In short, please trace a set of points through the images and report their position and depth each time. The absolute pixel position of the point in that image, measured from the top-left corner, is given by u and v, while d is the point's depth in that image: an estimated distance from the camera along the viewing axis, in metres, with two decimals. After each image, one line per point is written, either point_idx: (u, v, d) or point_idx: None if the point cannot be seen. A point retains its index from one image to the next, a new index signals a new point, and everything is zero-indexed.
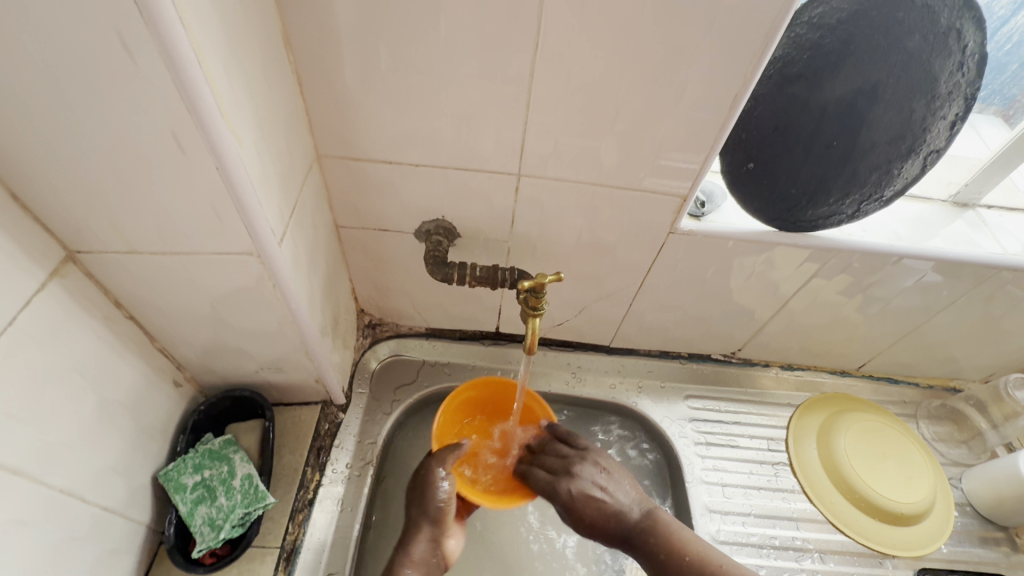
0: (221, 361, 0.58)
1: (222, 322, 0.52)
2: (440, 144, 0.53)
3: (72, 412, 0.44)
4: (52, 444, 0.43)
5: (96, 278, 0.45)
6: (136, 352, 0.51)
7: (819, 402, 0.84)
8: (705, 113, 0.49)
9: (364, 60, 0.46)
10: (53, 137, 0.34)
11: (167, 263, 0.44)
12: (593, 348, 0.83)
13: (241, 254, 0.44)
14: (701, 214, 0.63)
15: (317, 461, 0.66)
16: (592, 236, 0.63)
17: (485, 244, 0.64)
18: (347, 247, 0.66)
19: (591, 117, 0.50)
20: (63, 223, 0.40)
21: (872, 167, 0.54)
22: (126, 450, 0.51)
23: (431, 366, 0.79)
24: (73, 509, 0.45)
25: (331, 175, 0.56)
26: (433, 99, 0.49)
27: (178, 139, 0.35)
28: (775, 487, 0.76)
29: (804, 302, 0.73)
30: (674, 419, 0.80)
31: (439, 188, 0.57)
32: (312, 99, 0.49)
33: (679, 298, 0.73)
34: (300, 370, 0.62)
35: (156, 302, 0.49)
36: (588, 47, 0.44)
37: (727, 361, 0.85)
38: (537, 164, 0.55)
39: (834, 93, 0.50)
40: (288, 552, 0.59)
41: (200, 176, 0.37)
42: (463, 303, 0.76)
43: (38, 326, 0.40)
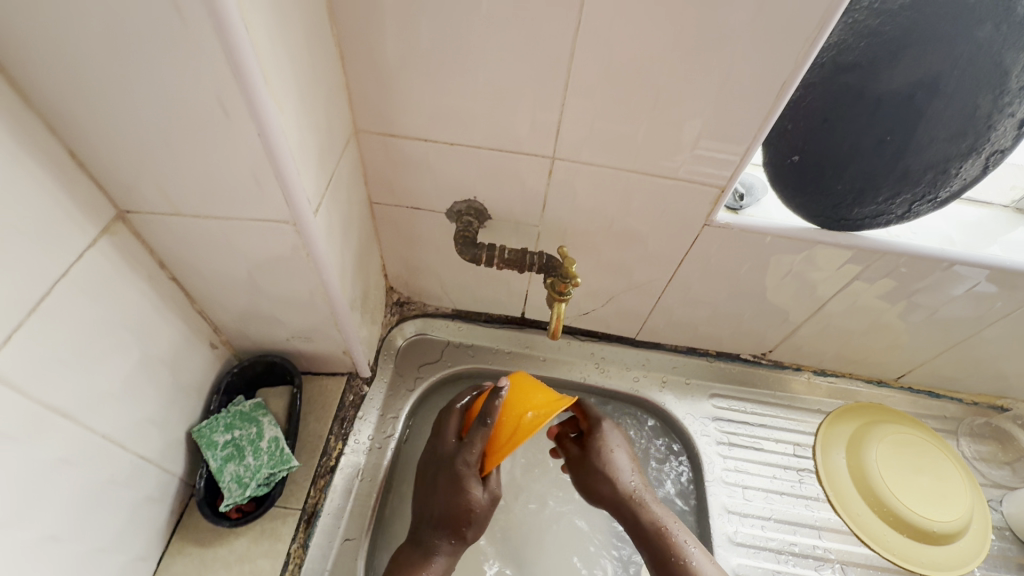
0: (255, 326, 0.60)
1: (257, 288, 0.54)
2: (476, 124, 0.53)
3: (117, 362, 0.47)
4: (99, 392, 0.46)
5: (143, 238, 0.47)
6: (176, 312, 0.54)
7: (852, 411, 0.81)
8: (749, 101, 0.47)
9: (405, 35, 0.46)
10: (106, 96, 0.35)
11: (208, 227, 0.46)
12: (619, 340, 0.82)
13: (277, 222, 0.45)
14: (740, 206, 0.61)
15: (340, 431, 0.68)
16: (624, 225, 0.62)
17: (516, 227, 0.64)
18: (380, 223, 0.67)
19: (630, 100, 0.49)
20: (114, 182, 0.41)
21: (928, 166, 0.51)
22: (164, 404, 0.54)
23: (456, 346, 0.81)
24: (113, 454, 0.48)
25: (368, 150, 0.57)
26: (471, 76, 0.48)
27: (222, 105, 0.35)
28: (798, 494, 0.74)
29: (842, 306, 0.70)
30: (696, 417, 0.78)
31: (473, 169, 0.57)
32: (353, 72, 0.50)
33: (710, 293, 0.71)
34: (328, 341, 0.64)
35: (197, 265, 0.51)
36: (631, 27, 0.43)
37: (757, 362, 0.83)
38: (572, 148, 0.54)
39: (891, 84, 0.48)
40: (308, 515, 0.61)
41: (242, 142, 0.38)
42: (491, 286, 0.76)
43: (89, 279, 0.42)
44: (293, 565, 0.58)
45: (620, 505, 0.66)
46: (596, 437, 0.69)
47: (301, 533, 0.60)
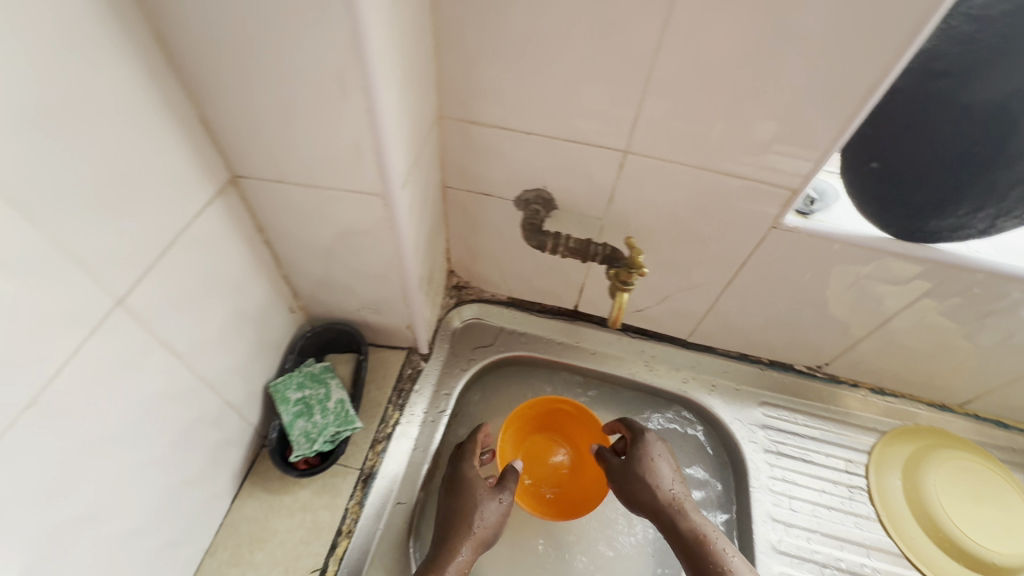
0: (330, 294, 0.65)
1: (339, 257, 0.58)
2: (555, 115, 0.55)
3: (217, 315, 0.52)
4: (202, 340, 0.50)
5: (248, 202, 0.52)
6: (265, 274, 0.58)
7: (908, 433, 0.78)
8: (834, 104, 0.48)
9: (498, 28, 0.49)
10: (242, 69, 0.39)
11: (306, 196, 0.50)
12: (670, 340, 0.83)
13: (369, 195, 0.48)
14: (809, 211, 0.61)
15: (397, 401, 0.72)
16: (689, 223, 0.63)
17: (580, 219, 0.66)
18: (449, 207, 0.70)
19: (711, 98, 0.50)
20: (231, 149, 0.46)
21: (1016, 180, 0.50)
22: (248, 358, 0.59)
23: (509, 333, 0.83)
24: (207, 398, 0.53)
25: (448, 135, 0.60)
26: (556, 69, 0.51)
27: (339, 83, 0.39)
28: (848, 510, 0.72)
29: (909, 323, 0.68)
30: (744, 423, 0.78)
31: (546, 159, 0.60)
32: (445, 60, 0.53)
33: (770, 299, 0.70)
34: (394, 314, 0.67)
35: (290, 231, 0.55)
36: (721, 27, 0.44)
37: (811, 374, 0.81)
38: (646, 143, 0.55)
39: (983, 94, 0.47)
40: (366, 475, 0.65)
41: (351, 118, 0.41)
42: (548, 277, 0.78)
43: (204, 235, 0.47)
44: (349, 520, 0.61)
45: (660, 512, 0.65)
46: (640, 450, 0.69)
47: (358, 491, 0.64)
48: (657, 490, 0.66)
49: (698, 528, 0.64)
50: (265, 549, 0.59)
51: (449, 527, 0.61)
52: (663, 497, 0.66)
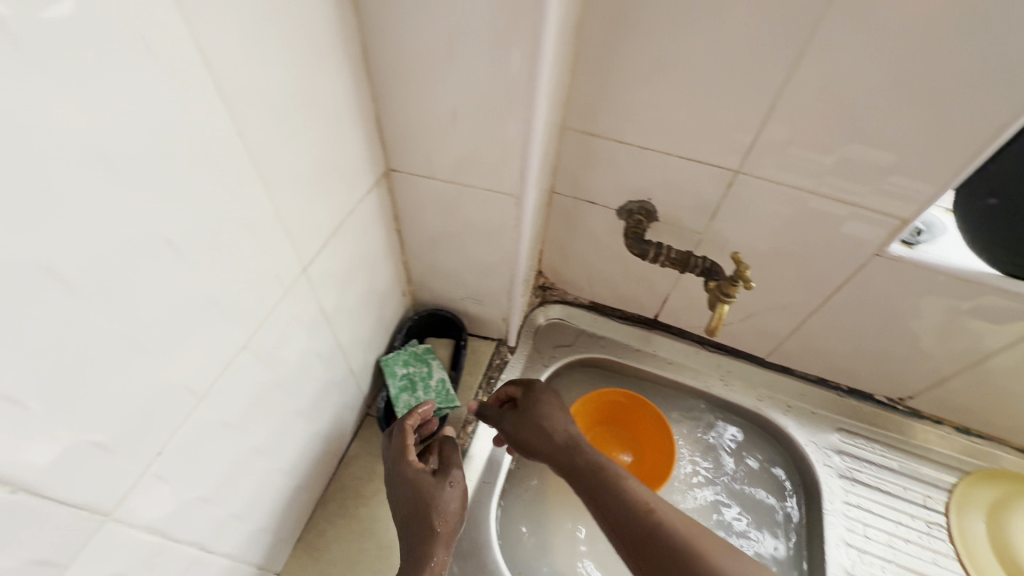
0: (441, 282, 0.71)
1: (459, 248, 0.64)
2: (674, 134, 0.59)
3: (357, 290, 0.58)
4: (345, 311, 0.57)
5: (393, 193, 0.58)
6: (392, 258, 0.65)
7: (992, 476, 0.76)
8: (960, 141, 0.49)
9: (637, 52, 0.53)
10: (422, 80, 0.45)
11: (447, 191, 0.56)
12: (747, 358, 0.85)
13: (504, 195, 0.54)
14: (914, 242, 0.62)
15: (486, 388, 0.77)
16: (788, 244, 0.65)
17: (679, 231, 0.69)
18: (552, 211, 0.75)
19: (833, 128, 0.52)
20: (393, 145, 0.52)
21: None
22: (370, 332, 0.65)
23: (589, 335, 0.87)
24: (340, 364, 0.60)
25: (566, 145, 0.65)
26: (685, 91, 0.55)
27: (506, 96, 0.44)
28: (926, 546, 0.71)
29: (1009, 364, 0.67)
30: (819, 446, 0.78)
31: (657, 173, 0.64)
32: (579, 77, 0.58)
33: (860, 326, 0.71)
34: (494, 306, 0.73)
35: (421, 221, 0.61)
36: (855, 63, 0.47)
37: (891, 406, 0.81)
38: (760, 165, 0.58)
39: None
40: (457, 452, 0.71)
41: (508, 127, 0.47)
42: (634, 285, 0.82)
43: (361, 218, 0.54)
44: None
45: (572, 458, 0.60)
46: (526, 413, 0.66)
47: None
48: (547, 429, 0.63)
49: (599, 460, 0.59)
50: (370, 507, 0.65)
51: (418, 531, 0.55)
52: (552, 446, 0.63)
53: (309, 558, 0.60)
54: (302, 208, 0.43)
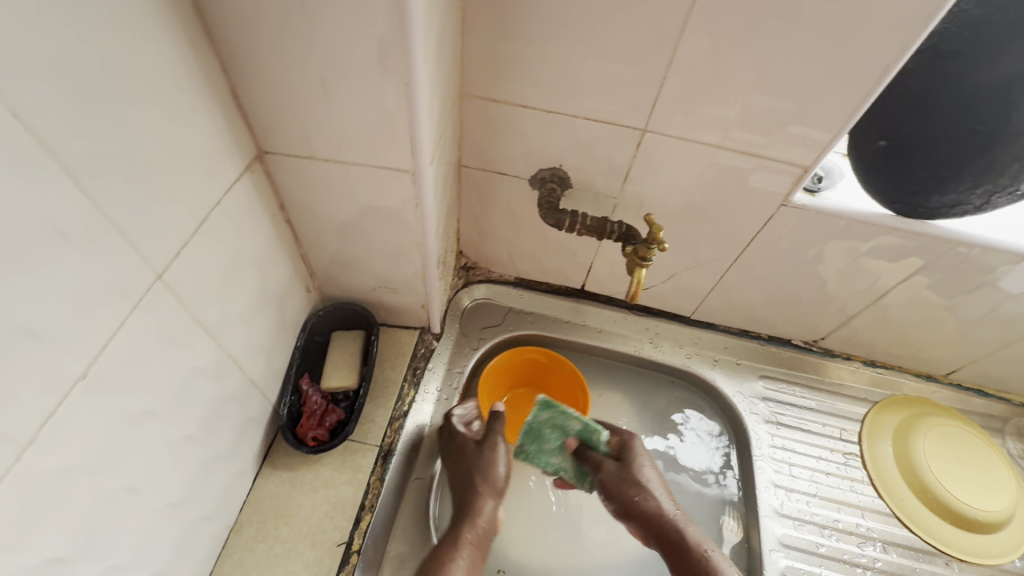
0: (348, 271, 0.65)
1: (360, 232, 0.58)
2: (576, 95, 0.55)
3: (243, 291, 0.51)
4: (231, 316, 0.50)
5: (271, 177, 0.51)
6: (285, 250, 0.58)
7: (898, 401, 0.81)
8: (846, 89, 0.49)
9: (526, 7, 0.49)
10: (279, 43, 0.39)
11: (334, 172, 0.50)
12: (673, 317, 0.85)
13: (399, 171, 0.49)
14: (817, 189, 0.62)
15: (413, 379, 0.72)
16: (699, 200, 0.64)
17: (594, 199, 0.67)
18: (463, 187, 0.70)
19: (729, 82, 0.51)
20: (261, 125, 0.45)
21: (1013, 158, 0.53)
22: (271, 337, 0.59)
23: (517, 312, 0.85)
24: (235, 377, 0.52)
25: (467, 113, 0.60)
26: (579, 47, 0.51)
27: (382, 54, 0.39)
28: (844, 475, 0.75)
29: (902, 297, 0.71)
30: (745, 396, 0.81)
31: (564, 137, 0.60)
32: (470, 38, 0.52)
33: (771, 275, 0.72)
34: (411, 293, 0.68)
35: (311, 207, 0.55)
36: (746, 11, 0.45)
37: (807, 348, 0.84)
38: (665, 121, 0.56)
39: (991, 75, 0.49)
40: (385, 452, 0.65)
41: (386, 89, 0.41)
42: (557, 257, 0.79)
43: (234, 210, 0.47)
44: (372, 495, 0.62)
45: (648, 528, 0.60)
46: (605, 464, 0.64)
47: (379, 467, 0.64)
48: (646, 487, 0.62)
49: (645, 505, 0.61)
50: (291, 524, 0.59)
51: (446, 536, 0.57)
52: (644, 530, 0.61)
53: None
54: (142, 204, 0.36)
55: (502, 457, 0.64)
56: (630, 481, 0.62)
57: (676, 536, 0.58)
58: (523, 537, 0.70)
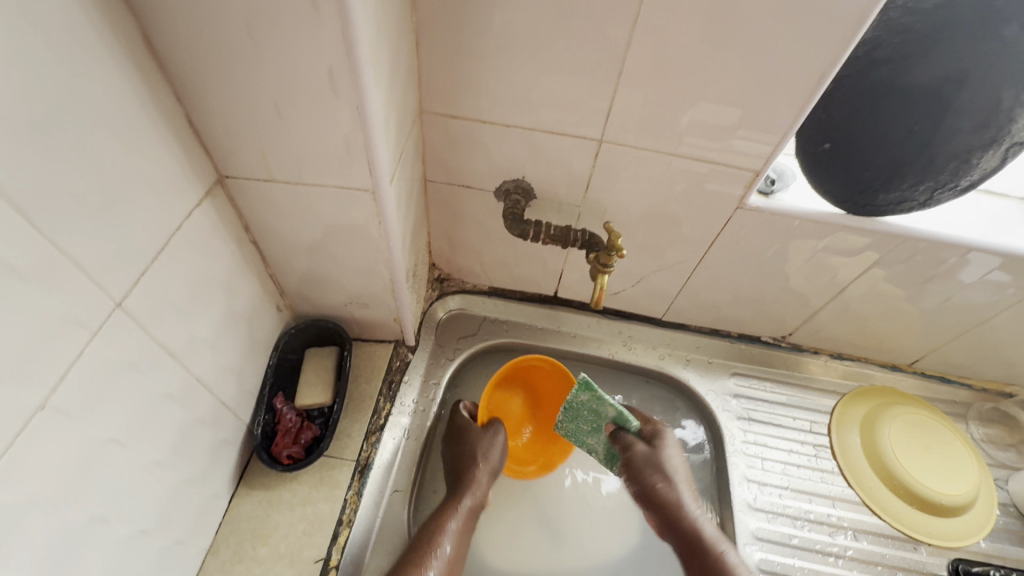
0: (318, 289, 0.65)
1: (327, 250, 0.59)
2: (532, 109, 0.57)
3: (210, 313, 0.52)
4: (198, 339, 0.51)
5: (234, 200, 0.52)
6: (253, 271, 0.59)
7: (866, 392, 0.84)
8: (787, 96, 0.51)
9: (476, 27, 0.50)
10: (230, 71, 0.40)
11: (296, 192, 0.51)
12: (646, 320, 0.87)
13: (359, 189, 0.50)
14: (771, 191, 0.64)
15: (388, 392, 0.72)
16: (659, 206, 0.66)
17: (559, 208, 0.68)
18: (430, 201, 0.72)
19: (676, 92, 0.53)
20: (219, 150, 0.46)
21: (952, 155, 0.56)
22: (242, 357, 0.59)
23: (492, 321, 0.86)
24: (204, 398, 0.53)
25: (429, 130, 0.61)
26: (532, 63, 0.53)
27: (331, 78, 0.40)
28: (815, 467, 0.77)
29: (861, 290, 0.74)
30: (718, 393, 0.83)
31: (525, 149, 0.62)
32: (425, 57, 0.54)
33: (735, 275, 0.74)
34: (383, 308, 0.68)
35: (277, 227, 0.56)
36: (686, 24, 0.47)
37: (776, 344, 0.86)
38: (619, 131, 0.58)
39: (922, 77, 0.52)
40: (361, 467, 0.65)
41: (339, 110, 0.42)
42: (528, 265, 0.81)
43: (196, 235, 0.47)
44: (349, 510, 0.62)
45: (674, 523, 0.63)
46: (636, 446, 0.67)
47: (355, 482, 0.64)
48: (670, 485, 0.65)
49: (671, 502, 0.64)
50: (268, 544, 0.59)
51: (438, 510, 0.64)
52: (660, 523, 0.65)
53: None
54: (99, 234, 0.36)
55: (495, 448, 0.70)
56: (656, 471, 0.65)
57: (692, 531, 0.62)
58: (503, 544, 0.71)
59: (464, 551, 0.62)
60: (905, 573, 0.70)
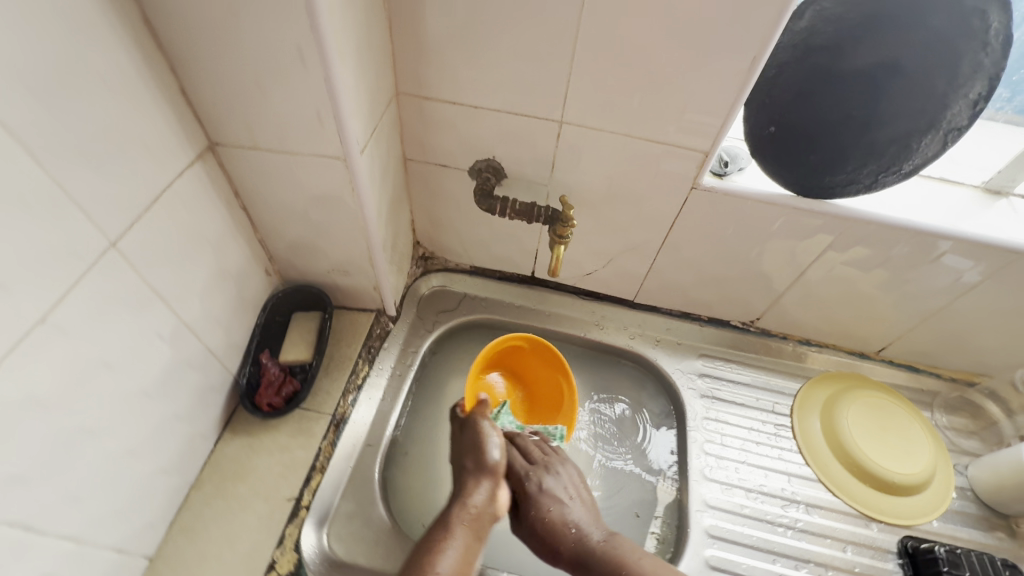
0: (303, 255, 0.72)
1: (309, 216, 0.65)
2: (496, 91, 0.62)
3: (200, 266, 0.58)
4: (188, 288, 0.57)
5: (224, 166, 0.58)
6: (242, 235, 0.65)
7: (830, 377, 0.86)
8: (726, 79, 0.55)
9: (442, 14, 0.56)
10: (215, 46, 0.46)
11: (277, 160, 0.57)
12: (619, 301, 0.91)
13: (332, 158, 0.56)
14: (724, 172, 0.68)
15: (367, 356, 0.78)
16: (620, 186, 0.70)
17: (528, 187, 0.73)
18: (411, 180, 0.77)
19: (625, 75, 0.57)
20: (209, 119, 0.53)
21: (891, 138, 0.59)
22: (231, 312, 0.65)
23: (472, 298, 0.91)
24: (192, 343, 0.59)
25: (405, 110, 0.67)
26: (493, 47, 0.58)
27: (301, 52, 0.45)
28: (773, 444, 0.80)
29: (819, 274, 0.76)
30: (684, 372, 0.86)
31: (493, 129, 0.67)
32: (398, 42, 0.59)
33: (698, 256, 0.78)
34: (363, 276, 0.74)
35: (264, 194, 0.62)
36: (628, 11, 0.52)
37: (745, 329, 0.90)
38: (576, 112, 0.62)
39: (855, 64, 0.56)
40: (337, 420, 0.71)
41: (309, 82, 0.48)
42: (504, 245, 0.86)
43: (187, 193, 0.53)
44: (323, 457, 0.67)
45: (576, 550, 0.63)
46: (538, 468, 0.69)
47: (330, 433, 0.69)
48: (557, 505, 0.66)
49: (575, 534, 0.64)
50: (247, 483, 0.65)
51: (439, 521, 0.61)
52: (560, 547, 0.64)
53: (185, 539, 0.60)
54: (96, 182, 0.43)
55: (498, 445, 0.67)
56: (543, 494, 0.66)
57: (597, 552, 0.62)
58: None
59: (472, 564, 0.58)
60: (854, 546, 0.72)
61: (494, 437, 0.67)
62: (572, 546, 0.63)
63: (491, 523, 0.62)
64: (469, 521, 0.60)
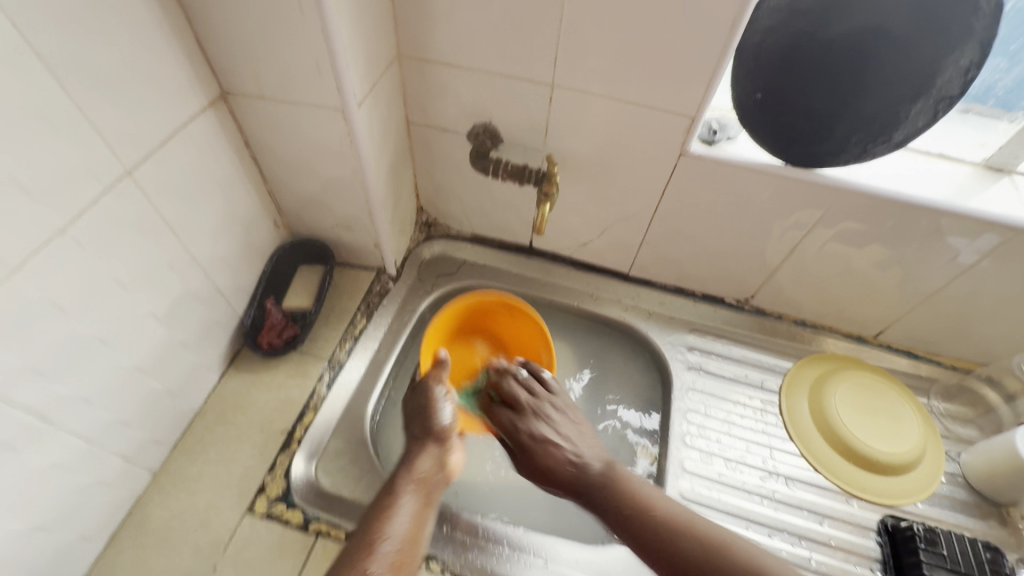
0: (309, 210, 0.76)
1: (312, 170, 0.69)
2: (490, 54, 0.65)
3: (210, 208, 0.63)
4: (198, 226, 0.62)
5: (236, 116, 0.63)
6: (252, 185, 0.70)
7: (824, 358, 0.86)
8: (708, 41, 0.57)
9: None
10: None
11: (282, 110, 0.61)
12: (614, 275, 0.93)
13: (331, 109, 0.60)
14: (713, 140, 0.69)
15: (366, 310, 0.82)
16: (611, 153, 0.72)
17: (523, 152, 0.76)
18: (414, 144, 0.81)
19: (611, 37, 0.59)
20: (222, 68, 0.58)
21: (878, 106, 0.60)
22: (239, 256, 0.71)
23: (471, 265, 0.94)
24: (200, 279, 0.64)
25: (407, 73, 0.71)
26: (485, 10, 0.61)
27: (298, 2, 0.49)
28: (758, 418, 0.80)
29: (812, 250, 0.76)
30: (674, 345, 0.87)
31: (488, 93, 0.70)
32: (399, 5, 0.63)
33: (690, 228, 0.79)
34: (364, 232, 0.79)
35: (272, 146, 0.67)
36: None
37: (739, 307, 0.90)
38: (566, 76, 0.65)
39: (840, 29, 0.57)
40: (331, 365, 0.75)
41: (307, 31, 0.52)
42: (503, 213, 0.89)
43: (199, 137, 0.59)
44: (316, 398, 0.72)
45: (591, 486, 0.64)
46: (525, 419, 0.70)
47: (325, 376, 0.74)
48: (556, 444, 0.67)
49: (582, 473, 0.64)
50: (245, 415, 0.70)
51: (387, 487, 0.60)
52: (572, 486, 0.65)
53: (186, 460, 0.66)
54: (113, 112, 0.48)
55: (447, 411, 0.66)
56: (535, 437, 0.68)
57: (604, 492, 0.62)
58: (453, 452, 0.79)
59: (423, 530, 0.56)
60: (833, 521, 0.72)
61: (444, 403, 0.67)
62: (575, 480, 0.64)
63: (440, 487, 0.62)
64: (418, 484, 0.59)
